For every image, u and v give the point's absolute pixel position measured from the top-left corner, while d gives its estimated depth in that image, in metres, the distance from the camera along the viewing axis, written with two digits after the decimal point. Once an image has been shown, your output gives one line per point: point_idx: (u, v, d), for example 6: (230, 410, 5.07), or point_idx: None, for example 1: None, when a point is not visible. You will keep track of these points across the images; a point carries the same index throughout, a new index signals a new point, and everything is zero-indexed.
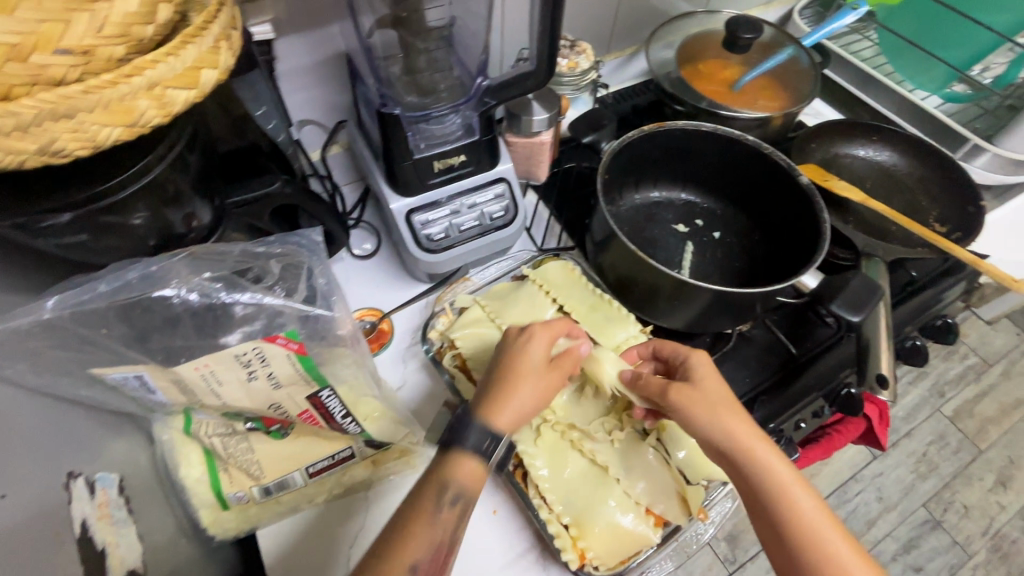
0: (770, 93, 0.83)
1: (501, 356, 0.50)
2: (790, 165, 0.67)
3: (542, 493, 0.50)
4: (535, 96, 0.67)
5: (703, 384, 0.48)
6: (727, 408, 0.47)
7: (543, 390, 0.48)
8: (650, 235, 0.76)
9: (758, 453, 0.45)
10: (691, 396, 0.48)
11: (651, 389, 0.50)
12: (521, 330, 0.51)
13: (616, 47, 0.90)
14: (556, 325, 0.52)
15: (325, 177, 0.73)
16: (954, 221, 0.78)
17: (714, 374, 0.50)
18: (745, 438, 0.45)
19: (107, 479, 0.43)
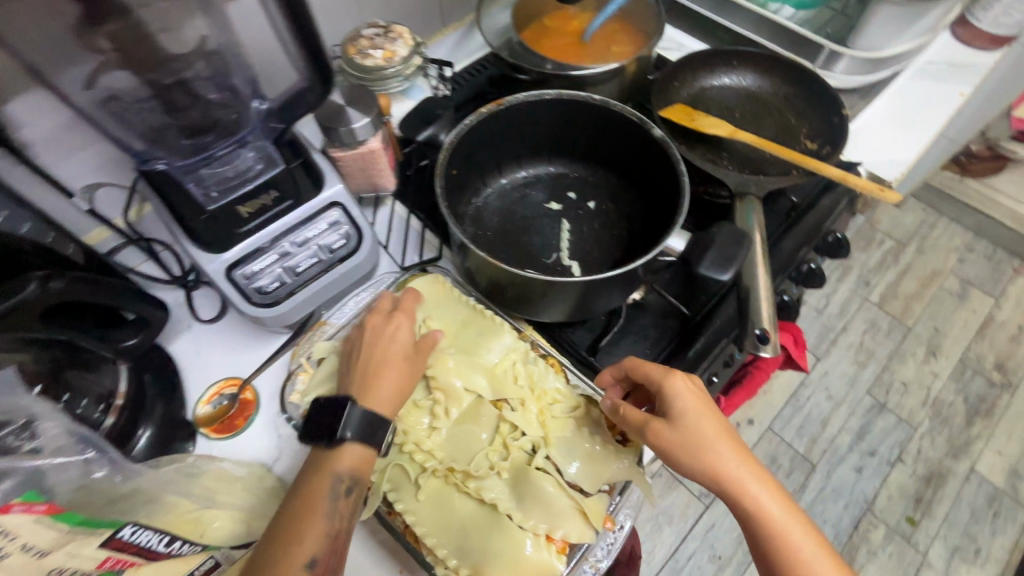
0: (620, 38, 0.77)
1: (361, 346, 0.50)
2: (641, 118, 0.62)
3: (433, 549, 0.45)
4: (347, 101, 0.58)
5: (687, 422, 0.45)
6: (715, 446, 0.44)
7: (415, 370, 0.50)
8: (522, 220, 0.70)
9: (748, 490, 0.44)
10: (675, 437, 0.45)
11: (630, 423, 0.47)
12: (382, 312, 0.52)
13: (451, 18, 0.83)
14: (409, 302, 0.53)
15: (140, 241, 0.64)
16: (822, 135, 0.76)
17: (698, 402, 0.46)
18: (732, 476, 0.44)
19: None
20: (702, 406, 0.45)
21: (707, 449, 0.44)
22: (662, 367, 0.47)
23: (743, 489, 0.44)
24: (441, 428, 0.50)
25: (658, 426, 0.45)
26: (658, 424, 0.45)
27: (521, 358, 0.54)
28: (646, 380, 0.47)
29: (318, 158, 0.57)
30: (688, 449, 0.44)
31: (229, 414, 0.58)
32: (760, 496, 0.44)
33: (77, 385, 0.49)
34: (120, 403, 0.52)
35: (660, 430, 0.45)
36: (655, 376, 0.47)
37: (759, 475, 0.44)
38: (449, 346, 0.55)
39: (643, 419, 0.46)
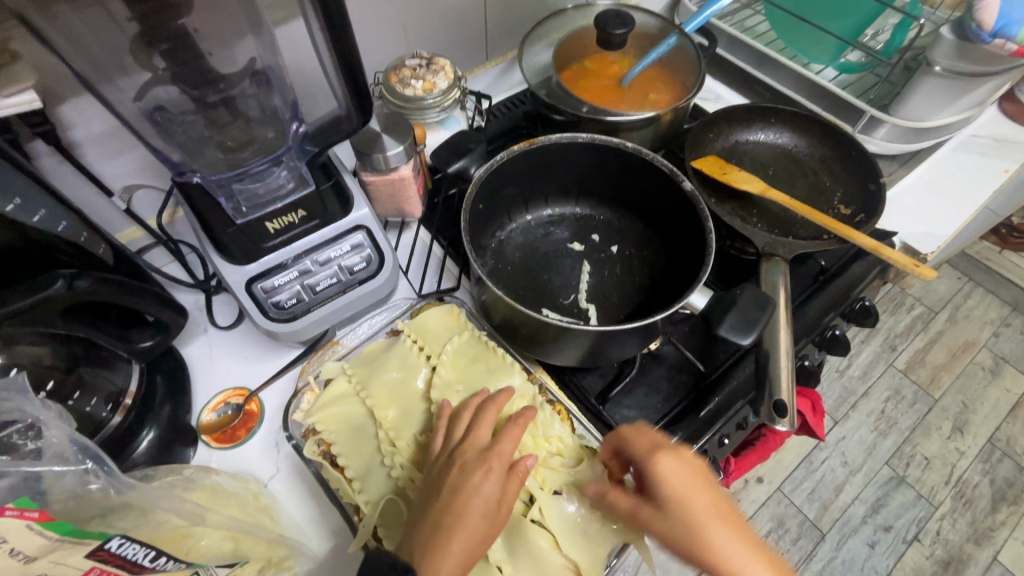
0: (659, 85, 0.78)
1: (441, 490, 0.44)
2: (672, 170, 0.61)
3: None
4: (383, 128, 0.60)
5: (674, 504, 0.44)
6: (700, 524, 0.43)
7: (491, 532, 0.43)
8: (543, 257, 0.70)
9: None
10: (667, 531, 0.43)
11: (619, 512, 0.46)
12: (479, 453, 0.46)
13: (494, 53, 0.85)
14: (516, 438, 0.47)
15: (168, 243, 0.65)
16: (857, 201, 0.74)
17: (685, 480, 0.45)
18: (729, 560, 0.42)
19: None
20: (688, 484, 0.44)
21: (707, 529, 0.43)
22: (649, 445, 0.47)
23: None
24: None
25: (641, 508, 0.45)
26: (648, 510, 0.44)
27: (528, 401, 0.53)
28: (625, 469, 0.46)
29: (349, 181, 0.58)
30: (678, 531, 0.43)
31: (231, 424, 0.58)
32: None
33: (89, 383, 0.50)
34: (129, 402, 0.52)
35: (654, 514, 0.44)
36: (644, 457, 0.46)
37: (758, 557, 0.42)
38: (454, 383, 0.54)
39: (632, 506, 0.45)
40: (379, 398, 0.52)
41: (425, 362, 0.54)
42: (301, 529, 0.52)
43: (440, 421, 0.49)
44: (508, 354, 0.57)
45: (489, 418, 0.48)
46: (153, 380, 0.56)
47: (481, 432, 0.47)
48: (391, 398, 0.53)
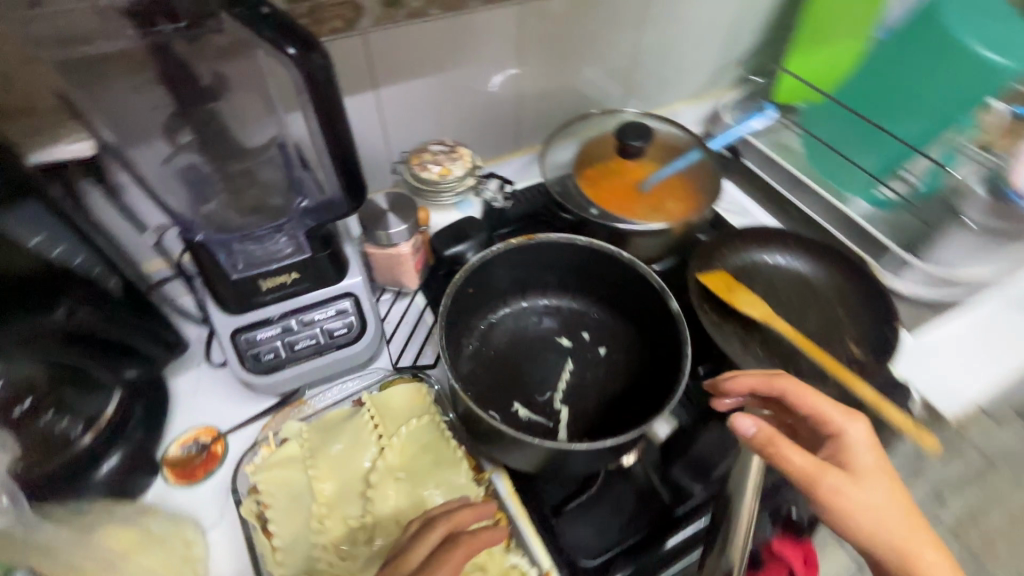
0: (678, 195, 0.78)
1: None
2: (661, 287, 0.61)
3: None
4: (391, 207, 0.64)
5: (862, 473, 0.47)
6: (903, 499, 0.46)
7: None
8: (528, 347, 0.69)
9: (911, 547, 0.45)
10: (901, 508, 0.46)
11: (800, 473, 0.46)
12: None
13: (526, 142, 0.90)
14: (448, 564, 0.43)
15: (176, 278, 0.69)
16: (871, 343, 0.70)
17: (874, 452, 0.48)
18: (902, 527, 0.45)
19: None
20: (876, 456, 0.47)
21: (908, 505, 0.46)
22: (840, 410, 0.49)
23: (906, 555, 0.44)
24: (360, 556, 0.48)
25: (875, 477, 0.46)
26: (835, 474, 0.46)
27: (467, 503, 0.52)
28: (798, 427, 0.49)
29: (349, 250, 0.62)
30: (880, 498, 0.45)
31: (193, 462, 0.60)
32: (935, 552, 0.45)
33: (72, 405, 0.52)
34: (104, 425, 0.54)
35: (838, 474, 0.46)
36: (844, 424, 0.48)
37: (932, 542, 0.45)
38: (399, 468, 0.53)
39: (881, 474, 0.46)
40: (323, 470, 0.52)
41: (377, 440, 0.54)
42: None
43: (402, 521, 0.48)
44: (461, 448, 0.56)
45: (428, 532, 0.45)
46: (134, 408, 0.57)
47: (420, 551, 0.45)
48: (335, 470, 0.52)
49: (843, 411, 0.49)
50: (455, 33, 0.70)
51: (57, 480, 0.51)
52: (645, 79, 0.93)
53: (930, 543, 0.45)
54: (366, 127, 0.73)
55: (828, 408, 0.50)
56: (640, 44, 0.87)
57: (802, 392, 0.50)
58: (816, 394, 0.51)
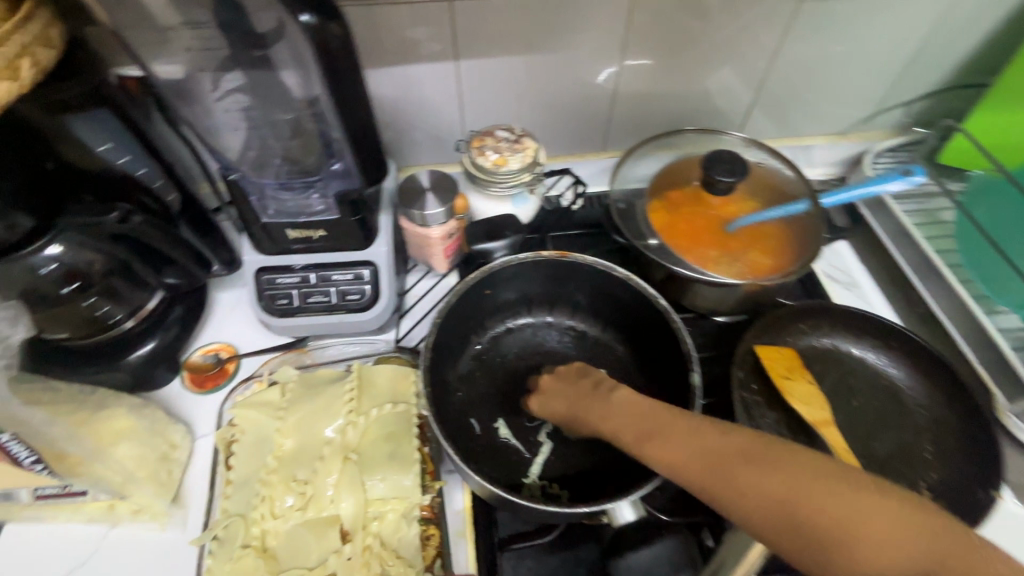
0: (763, 247, 0.67)
1: None
2: (690, 353, 0.54)
3: None
4: (433, 186, 0.62)
5: (574, 411, 0.50)
6: (665, 431, 0.40)
7: None
8: (536, 365, 0.65)
9: (661, 453, 0.39)
10: (662, 447, 0.39)
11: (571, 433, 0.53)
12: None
13: (614, 145, 0.82)
14: None
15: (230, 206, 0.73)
16: (947, 498, 0.56)
17: (582, 390, 0.51)
18: (676, 456, 0.38)
19: None
20: (585, 391, 0.50)
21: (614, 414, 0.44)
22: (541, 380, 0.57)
23: (709, 486, 0.35)
24: (290, 518, 0.48)
25: (624, 432, 0.43)
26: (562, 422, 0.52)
27: (403, 505, 0.50)
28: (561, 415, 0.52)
29: (383, 220, 0.62)
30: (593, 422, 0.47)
31: (207, 372, 0.65)
32: (729, 453, 0.36)
33: (117, 292, 0.59)
34: (145, 315, 0.63)
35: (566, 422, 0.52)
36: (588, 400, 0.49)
37: (652, 426, 0.41)
38: (354, 449, 0.52)
39: (630, 425, 0.43)
40: (291, 424, 0.54)
41: (346, 413, 0.54)
42: (191, 492, 0.57)
43: (368, 516, 0.49)
44: (422, 448, 0.54)
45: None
46: (171, 309, 0.65)
47: None
48: (301, 429, 0.53)
49: (575, 391, 0.52)
50: (553, 12, 0.63)
51: (97, 356, 0.60)
52: (772, 102, 0.79)
53: (722, 448, 0.36)
54: (441, 96, 0.70)
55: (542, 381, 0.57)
56: (773, 60, 0.73)
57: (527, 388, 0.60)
58: (549, 388, 0.55)
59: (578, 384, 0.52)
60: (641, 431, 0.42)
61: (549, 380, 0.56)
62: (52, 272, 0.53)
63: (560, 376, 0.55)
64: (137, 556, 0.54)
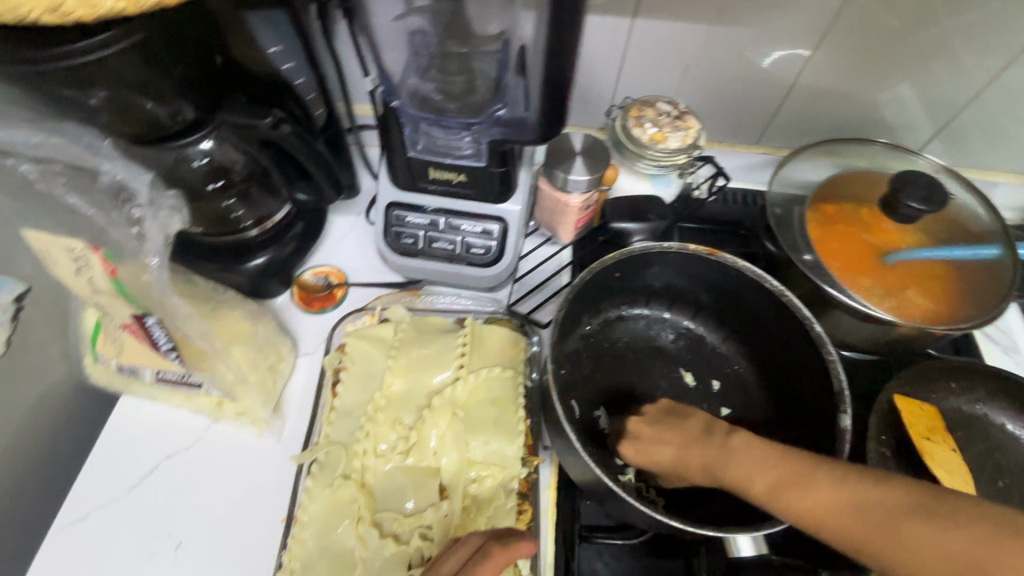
0: (928, 289, 0.59)
1: None
2: (840, 391, 0.49)
3: (289, 557, 0.46)
4: (584, 151, 0.58)
5: (673, 468, 0.43)
6: (802, 485, 0.36)
7: None
8: (646, 360, 0.62)
9: (808, 518, 0.36)
10: (806, 498, 0.36)
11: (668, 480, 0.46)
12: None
13: (768, 140, 0.75)
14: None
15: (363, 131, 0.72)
16: None
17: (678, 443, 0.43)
18: (832, 512, 0.35)
19: (6, 285, 0.54)
20: (683, 447, 0.42)
21: (731, 469, 0.39)
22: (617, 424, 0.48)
23: (878, 548, 0.33)
24: (391, 460, 0.48)
25: (748, 483, 0.38)
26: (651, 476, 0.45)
27: (502, 473, 0.49)
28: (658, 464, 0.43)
29: (521, 176, 0.58)
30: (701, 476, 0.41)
31: (316, 293, 0.65)
32: (886, 510, 0.33)
33: (251, 198, 0.60)
34: (268, 226, 0.61)
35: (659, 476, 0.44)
36: (694, 446, 0.42)
37: (785, 483, 0.37)
38: (461, 407, 0.51)
39: (763, 479, 0.38)
40: (401, 365, 0.53)
41: (456, 367, 0.53)
42: (291, 407, 0.59)
43: (465, 477, 0.48)
44: (525, 419, 0.52)
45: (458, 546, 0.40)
46: (294, 224, 0.65)
47: (454, 558, 0.39)
48: (409, 373, 0.52)
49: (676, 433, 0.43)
50: None
51: (218, 252, 0.60)
52: (968, 124, 0.69)
53: (883, 507, 0.33)
54: (604, 54, 0.65)
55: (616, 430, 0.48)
56: (989, 78, 0.64)
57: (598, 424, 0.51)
58: (637, 429, 0.45)
59: (676, 424, 0.44)
60: (771, 491, 0.37)
61: (636, 422, 0.46)
62: (202, 166, 0.54)
63: (653, 416, 0.46)
64: (232, 456, 0.56)
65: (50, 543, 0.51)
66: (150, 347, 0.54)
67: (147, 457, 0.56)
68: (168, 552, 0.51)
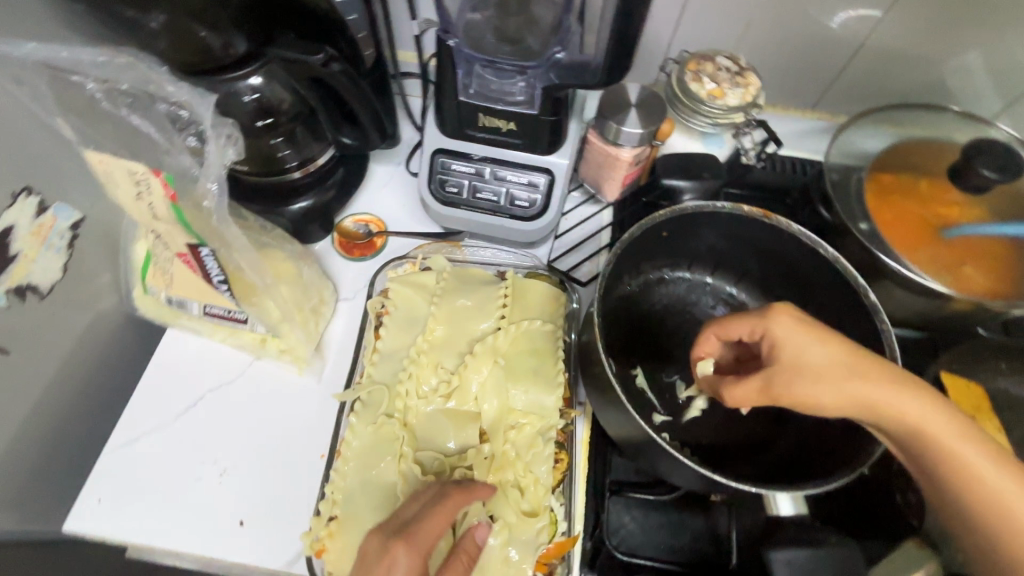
0: (986, 266, 0.56)
1: None
2: (893, 360, 0.49)
3: (331, 487, 0.47)
4: (639, 103, 0.56)
5: (839, 372, 0.39)
6: (973, 435, 0.39)
7: None
8: (686, 323, 0.61)
9: (970, 463, 0.38)
10: (976, 450, 0.38)
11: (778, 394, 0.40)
12: (383, 544, 0.38)
13: (825, 106, 0.71)
14: (438, 515, 0.40)
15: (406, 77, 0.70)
16: None
17: (849, 353, 0.40)
18: (990, 474, 0.38)
19: (64, 213, 0.53)
20: (859, 356, 0.40)
21: (913, 391, 0.38)
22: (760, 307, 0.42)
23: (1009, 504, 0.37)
24: (432, 403, 0.49)
25: (923, 417, 0.38)
26: (789, 373, 0.40)
27: (540, 423, 0.49)
28: (822, 365, 0.39)
29: (572, 128, 0.57)
30: (870, 388, 0.39)
31: (357, 241, 0.65)
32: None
33: (296, 140, 0.58)
34: (312, 169, 0.61)
35: (805, 375, 0.39)
36: (873, 367, 0.39)
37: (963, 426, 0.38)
38: (502, 357, 0.51)
39: (940, 424, 0.38)
40: (444, 312, 0.53)
41: (498, 317, 0.53)
42: (331, 349, 0.59)
43: (505, 424, 0.49)
44: (564, 372, 0.52)
45: (417, 495, 0.42)
46: (336, 169, 0.64)
47: (409, 509, 0.41)
48: (451, 319, 0.53)
49: (846, 343, 0.40)
50: None
51: (265, 193, 0.61)
52: None
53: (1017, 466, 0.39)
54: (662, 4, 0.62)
55: (741, 324, 0.43)
56: None
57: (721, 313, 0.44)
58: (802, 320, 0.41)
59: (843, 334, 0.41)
60: (944, 431, 0.38)
61: (796, 320, 0.41)
62: (252, 102, 0.52)
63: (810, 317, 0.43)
64: (273, 392, 0.57)
65: (103, 462, 0.53)
66: (203, 278, 0.55)
67: (193, 387, 0.57)
68: (213, 479, 0.53)
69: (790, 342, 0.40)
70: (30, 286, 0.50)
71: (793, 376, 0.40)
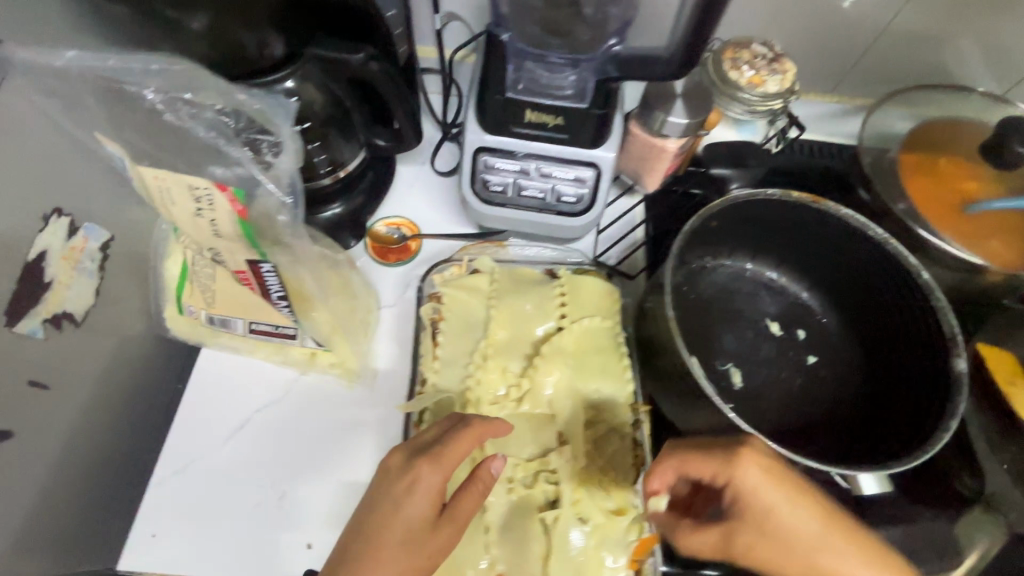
0: (1014, 238, 0.58)
1: (369, 499, 0.40)
2: (953, 337, 0.51)
3: None
4: (684, 93, 0.55)
5: (795, 544, 0.39)
6: None
7: (422, 555, 0.38)
8: (734, 310, 0.61)
9: None
10: None
11: (737, 552, 0.40)
12: (407, 459, 0.40)
13: (844, 90, 0.72)
14: (457, 444, 0.40)
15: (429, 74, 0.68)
16: None
17: (807, 511, 0.39)
18: None
19: (95, 233, 0.51)
20: (814, 517, 0.39)
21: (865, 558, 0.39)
22: (725, 451, 0.39)
23: None
24: (504, 407, 0.48)
25: None
26: (748, 537, 0.39)
27: (613, 421, 0.49)
28: (792, 527, 0.39)
29: (617, 122, 0.55)
30: (820, 559, 0.39)
31: (391, 245, 0.63)
32: None
33: (329, 143, 0.55)
34: (341, 175, 0.58)
35: (760, 539, 0.39)
36: (830, 536, 0.39)
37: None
38: (569, 357, 0.50)
39: None
40: (502, 314, 0.52)
41: (559, 317, 0.52)
42: (378, 360, 0.57)
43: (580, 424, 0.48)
44: (630, 368, 0.52)
45: (441, 423, 0.43)
46: (366, 171, 0.62)
47: (429, 432, 0.42)
48: (512, 321, 0.52)
49: (806, 492, 0.40)
50: None
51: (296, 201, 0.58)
52: None
53: None
54: None
55: (710, 463, 0.40)
56: None
57: (685, 446, 0.41)
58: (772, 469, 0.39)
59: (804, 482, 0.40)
60: None
61: (770, 467, 0.39)
62: None
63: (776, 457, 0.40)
64: (325, 407, 0.55)
65: (154, 493, 0.51)
66: (259, 295, 0.52)
67: (239, 407, 0.55)
68: (273, 501, 0.51)
69: (753, 497, 0.39)
70: (66, 313, 0.48)
71: (756, 535, 0.39)
